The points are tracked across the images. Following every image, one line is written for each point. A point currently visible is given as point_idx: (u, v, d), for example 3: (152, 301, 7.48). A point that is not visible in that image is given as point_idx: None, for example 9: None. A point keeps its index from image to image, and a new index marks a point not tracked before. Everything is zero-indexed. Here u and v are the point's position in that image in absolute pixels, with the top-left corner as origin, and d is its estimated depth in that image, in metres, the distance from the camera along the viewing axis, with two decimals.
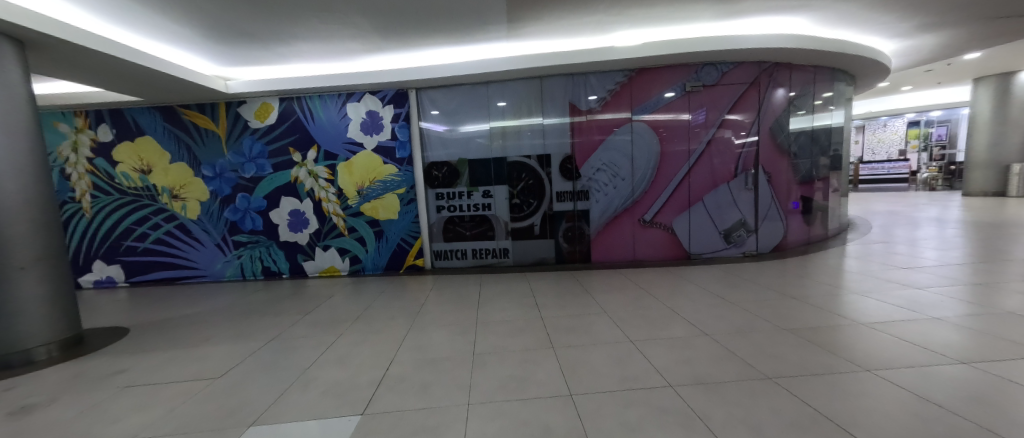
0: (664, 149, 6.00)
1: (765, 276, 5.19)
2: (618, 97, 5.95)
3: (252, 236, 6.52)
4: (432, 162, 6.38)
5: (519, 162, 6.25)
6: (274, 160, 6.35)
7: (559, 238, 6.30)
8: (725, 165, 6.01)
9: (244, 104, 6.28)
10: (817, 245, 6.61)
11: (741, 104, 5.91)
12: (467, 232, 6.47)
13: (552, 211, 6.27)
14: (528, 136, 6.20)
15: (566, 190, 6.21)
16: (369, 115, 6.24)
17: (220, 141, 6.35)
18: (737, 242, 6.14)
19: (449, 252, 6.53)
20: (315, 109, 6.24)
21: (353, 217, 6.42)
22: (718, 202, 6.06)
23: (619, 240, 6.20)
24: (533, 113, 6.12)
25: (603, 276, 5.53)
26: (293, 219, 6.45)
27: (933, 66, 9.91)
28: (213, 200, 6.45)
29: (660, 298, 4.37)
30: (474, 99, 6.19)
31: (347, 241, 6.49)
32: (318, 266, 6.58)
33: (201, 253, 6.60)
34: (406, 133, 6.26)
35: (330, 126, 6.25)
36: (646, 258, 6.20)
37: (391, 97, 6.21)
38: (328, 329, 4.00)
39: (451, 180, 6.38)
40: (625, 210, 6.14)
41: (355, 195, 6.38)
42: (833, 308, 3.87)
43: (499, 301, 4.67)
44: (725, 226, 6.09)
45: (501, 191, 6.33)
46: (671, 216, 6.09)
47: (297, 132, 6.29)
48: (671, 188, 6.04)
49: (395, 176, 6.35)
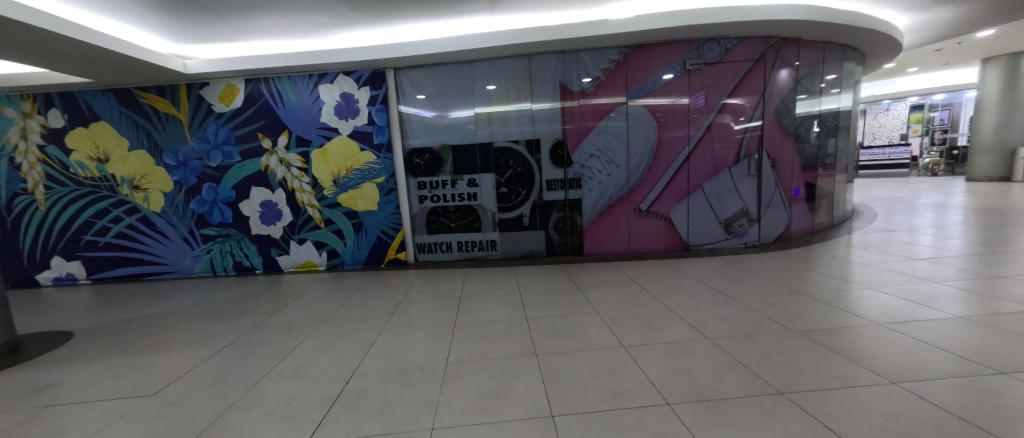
0: (661, 133, 5.57)
1: (768, 268, 4.85)
2: (612, 77, 5.49)
3: (221, 229, 6.09)
4: (413, 149, 5.93)
5: (506, 147, 5.81)
6: (242, 147, 5.88)
7: (550, 229, 5.91)
8: (728, 150, 5.59)
9: (206, 86, 5.78)
10: (821, 234, 6.26)
11: (746, 84, 5.46)
12: (451, 224, 6.07)
13: (542, 200, 5.87)
14: (515, 120, 5.75)
15: (557, 178, 5.79)
16: (344, 98, 5.76)
17: (182, 127, 5.86)
18: (738, 232, 5.74)
19: (433, 245, 6.13)
20: (284, 91, 5.75)
21: (330, 209, 6.00)
22: (719, 190, 5.65)
23: (614, 231, 5.82)
24: (521, 95, 5.67)
25: (597, 270, 5.16)
26: (265, 211, 6.02)
27: (943, 45, 9.50)
28: (178, 191, 6.00)
29: (657, 295, 4.01)
30: (457, 80, 5.72)
31: (323, 234, 6.08)
32: (293, 261, 6.17)
33: (168, 248, 6.16)
34: (384, 117, 5.80)
35: (301, 110, 5.77)
36: (642, 249, 5.83)
37: (367, 78, 5.73)
38: (291, 332, 3.62)
39: (433, 167, 5.94)
40: (620, 199, 5.74)
41: (330, 185, 5.94)
42: (847, 307, 3.51)
43: (482, 299, 4.30)
44: (726, 216, 5.69)
45: (487, 179, 5.90)
46: (669, 205, 5.70)
47: (266, 117, 5.81)
48: (669, 175, 5.64)
49: (373, 164, 5.90)
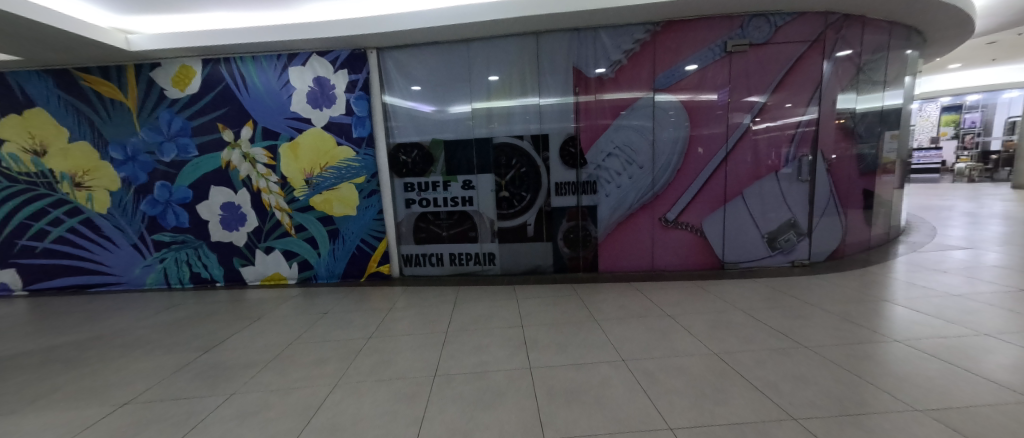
0: (694, 128, 4.64)
1: (829, 295, 3.92)
2: (637, 61, 4.57)
3: (176, 234, 5.23)
4: (399, 144, 5.06)
5: (508, 144, 4.91)
6: (199, 139, 5.03)
7: (558, 241, 5.00)
8: (775, 149, 4.62)
9: (158, 67, 4.94)
10: (878, 251, 5.30)
11: (799, 71, 4.51)
12: (443, 233, 5.18)
13: (549, 206, 4.96)
14: (520, 112, 4.84)
15: (568, 181, 4.88)
16: (317, 83, 4.88)
17: (130, 115, 5.02)
18: (785, 248, 4.78)
19: (421, 257, 5.26)
20: (248, 75, 4.89)
21: (301, 213, 5.13)
22: (763, 197, 4.70)
23: (634, 244, 4.91)
24: (527, 83, 4.77)
25: (617, 293, 4.24)
26: (226, 214, 5.16)
27: (999, 36, 8.50)
28: (126, 190, 5.14)
29: (699, 335, 3.10)
30: (451, 64, 4.83)
31: (294, 242, 5.21)
32: (259, 272, 5.30)
33: (115, 255, 5.32)
34: (365, 106, 4.93)
35: (268, 96, 4.91)
36: (667, 267, 4.90)
37: (345, 60, 4.85)
38: (221, 381, 2.76)
39: (422, 166, 5.06)
40: (642, 206, 4.83)
41: (302, 185, 5.07)
42: (969, 362, 2.55)
43: (475, 332, 3.40)
44: (771, 229, 4.74)
45: (485, 180, 5.01)
46: (701, 214, 4.77)
47: (228, 104, 4.95)
48: (703, 179, 4.70)
49: (352, 161, 5.03)
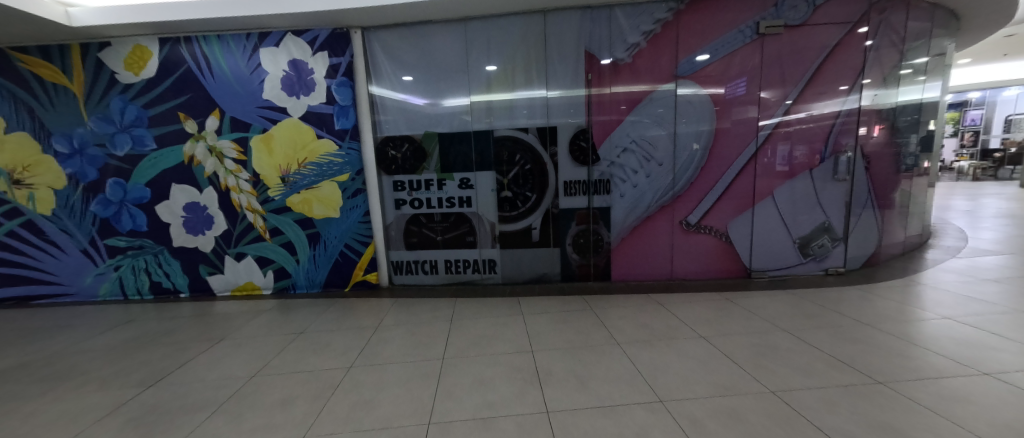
0: (720, 121, 4.13)
1: (878, 308, 3.46)
2: (657, 45, 4.05)
3: (133, 239, 4.60)
4: (387, 137, 4.48)
5: (511, 137, 4.35)
6: (157, 130, 4.40)
7: (566, 246, 4.48)
8: (809, 144, 4.14)
9: (108, 47, 4.29)
10: (913, 256, 4.86)
11: (838, 57, 4.02)
12: (437, 237, 4.62)
13: (556, 208, 4.42)
14: (524, 102, 4.29)
15: (578, 180, 4.35)
16: (293, 67, 4.27)
17: (76, 102, 4.37)
18: (818, 255, 4.31)
19: (412, 264, 4.70)
20: (213, 57, 4.27)
21: (276, 215, 4.52)
22: (795, 198, 4.22)
23: (651, 250, 4.40)
24: (532, 68, 4.22)
25: (637, 307, 3.72)
26: (191, 217, 4.54)
27: (1019, 29, 8.10)
28: (73, 188, 4.49)
29: (745, 365, 2.59)
30: (446, 47, 4.26)
31: (267, 247, 4.60)
32: (228, 282, 4.69)
33: (63, 262, 4.67)
34: (348, 93, 4.33)
35: (237, 82, 4.30)
36: (688, 275, 4.41)
37: (324, 40, 4.24)
38: (158, 433, 2.19)
39: (413, 162, 4.49)
40: (660, 208, 4.32)
41: (276, 183, 4.46)
42: None
43: (476, 359, 2.86)
44: (803, 233, 4.27)
45: (485, 178, 4.46)
46: (725, 217, 4.28)
47: (190, 91, 4.33)
48: (729, 177, 4.20)
49: (334, 157, 4.43)
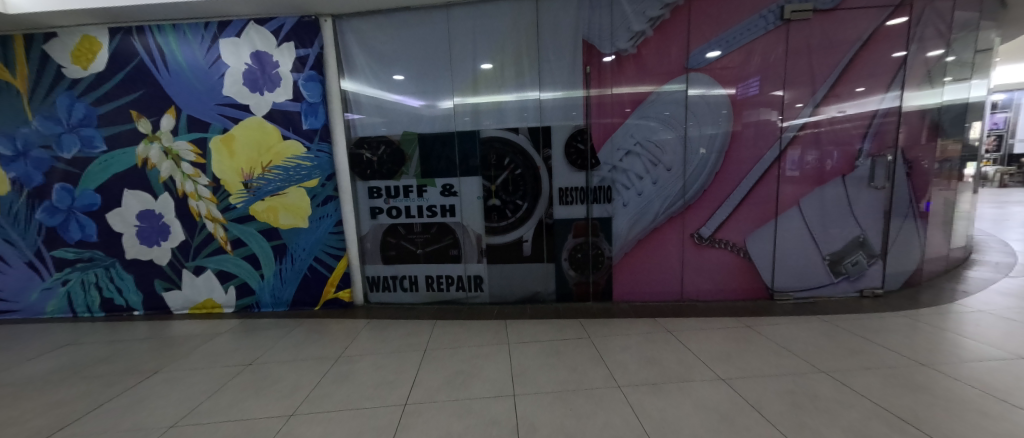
0: (739, 120, 3.60)
1: (933, 340, 2.89)
2: (665, 33, 3.54)
3: (82, 250, 4.16)
4: (362, 138, 4.01)
5: (500, 138, 3.86)
6: (107, 130, 3.97)
7: (562, 262, 3.96)
8: (842, 147, 3.60)
9: (53, 38, 3.87)
10: (958, 274, 4.28)
11: (877, 45, 3.47)
12: (417, 250, 4.13)
13: (551, 218, 3.91)
14: (514, 98, 3.78)
15: (576, 186, 3.84)
16: (256, 59, 3.82)
17: (20, 100, 3.96)
18: (852, 274, 3.75)
19: (389, 279, 4.21)
20: (168, 49, 3.84)
21: (238, 224, 4.06)
22: (825, 208, 3.68)
23: (658, 267, 3.87)
24: (523, 61, 3.73)
25: (642, 335, 3.19)
26: (145, 226, 4.10)
27: None
28: (17, 194, 4.07)
29: (780, 425, 2.05)
30: (427, 37, 3.79)
31: (229, 261, 4.14)
32: (187, 299, 4.22)
33: (7, 276, 4.24)
34: (317, 89, 3.87)
35: (195, 77, 3.86)
36: (701, 296, 3.86)
37: (291, 30, 3.79)
38: None
39: (391, 166, 4.01)
40: (669, 219, 3.79)
41: (238, 189, 4.00)
42: None
43: (446, 407, 2.35)
44: (834, 249, 3.71)
45: (470, 184, 3.96)
46: (744, 230, 3.74)
47: (143, 87, 3.90)
48: (749, 184, 3.66)
49: (302, 160, 3.97)
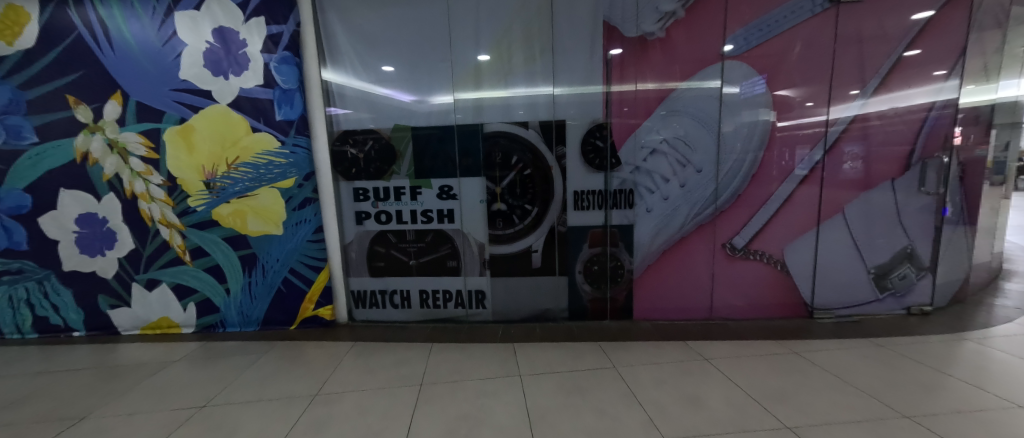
0: (779, 115, 3.18)
1: (1013, 372, 2.49)
2: (697, 15, 3.09)
3: (8, 261, 3.51)
4: (346, 132, 3.46)
5: (506, 134, 3.35)
6: (38, 119, 3.33)
7: (576, 275, 3.49)
8: (891, 147, 3.21)
9: None
10: (1000, 287, 3.93)
11: (934, 32, 3.08)
12: (410, 261, 3.60)
13: (564, 226, 3.43)
14: (523, 87, 3.28)
15: (593, 189, 3.36)
16: (220, 37, 3.24)
17: None
18: (899, 289, 3.37)
19: (377, 295, 3.67)
20: (112, 22, 3.23)
21: (198, 231, 3.47)
22: (872, 216, 3.28)
23: (685, 281, 3.43)
24: (533, 45, 3.23)
25: (675, 364, 2.73)
26: (86, 233, 3.47)
27: None
28: None
29: None
30: (421, 15, 3.26)
31: (188, 273, 3.54)
32: (138, 317, 3.61)
33: None
34: (293, 74, 3.31)
35: (145, 56, 3.26)
36: (732, 314, 3.44)
37: (261, 3, 3.22)
38: None
39: (380, 165, 3.47)
40: (699, 227, 3.34)
41: (198, 189, 3.41)
42: None
43: None
44: (880, 262, 3.33)
45: (472, 186, 3.45)
46: (782, 241, 3.33)
47: (82, 67, 3.28)
48: (788, 189, 3.25)
49: (275, 156, 3.40)
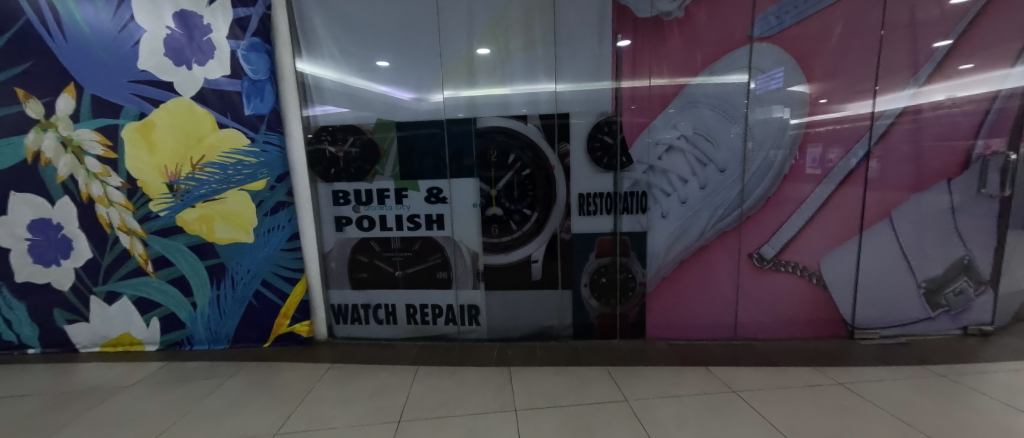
0: (815, 106, 2.76)
1: None
2: None
3: None
4: (325, 128, 3.10)
5: (503, 129, 2.97)
6: None
7: (581, 289, 3.09)
8: (946, 143, 2.77)
9: None
10: None
11: (1002, 9, 2.63)
12: (395, 272, 3.22)
13: (568, 233, 3.04)
14: (521, 76, 2.89)
15: (601, 192, 2.97)
16: (182, 21, 2.90)
17: None
18: (955, 306, 2.93)
19: (360, 310, 3.31)
20: (63, 7, 2.90)
21: (162, 239, 3.13)
22: (924, 223, 2.84)
23: (706, 296, 3.02)
24: (532, 28, 2.84)
25: (698, 397, 2.32)
26: (39, 240, 3.14)
27: None
28: None
29: None
30: None
31: (151, 285, 3.20)
32: (97, 333, 3.28)
33: None
34: (263, 63, 2.96)
35: (100, 45, 2.92)
36: (759, 333, 3.02)
37: None
38: None
39: (362, 165, 3.10)
40: (722, 235, 2.93)
41: (161, 192, 3.08)
42: None
43: None
44: (932, 275, 2.90)
45: (464, 187, 3.07)
46: (817, 251, 2.91)
47: (32, 57, 2.96)
48: (825, 191, 2.83)
49: (244, 155, 3.04)
